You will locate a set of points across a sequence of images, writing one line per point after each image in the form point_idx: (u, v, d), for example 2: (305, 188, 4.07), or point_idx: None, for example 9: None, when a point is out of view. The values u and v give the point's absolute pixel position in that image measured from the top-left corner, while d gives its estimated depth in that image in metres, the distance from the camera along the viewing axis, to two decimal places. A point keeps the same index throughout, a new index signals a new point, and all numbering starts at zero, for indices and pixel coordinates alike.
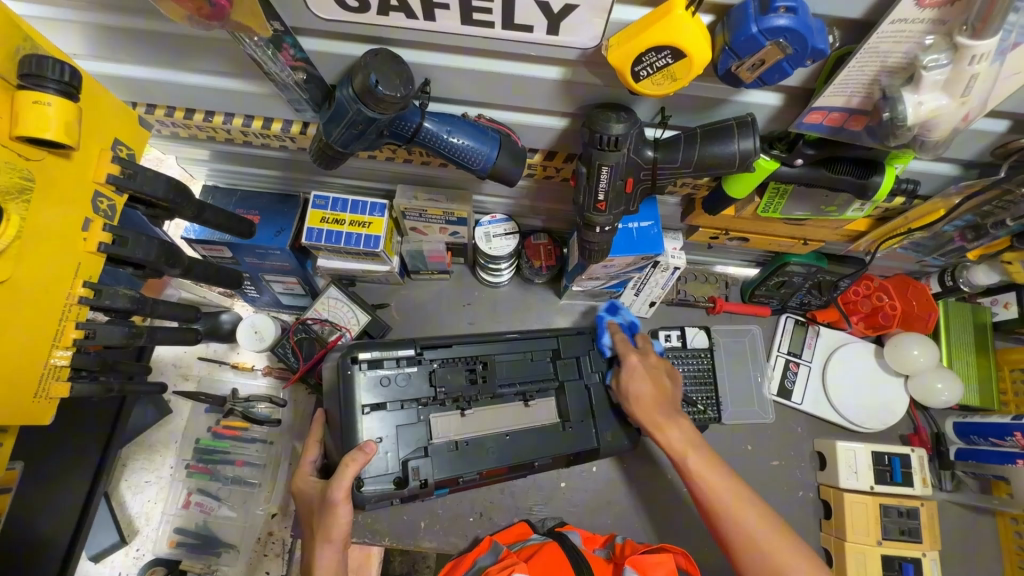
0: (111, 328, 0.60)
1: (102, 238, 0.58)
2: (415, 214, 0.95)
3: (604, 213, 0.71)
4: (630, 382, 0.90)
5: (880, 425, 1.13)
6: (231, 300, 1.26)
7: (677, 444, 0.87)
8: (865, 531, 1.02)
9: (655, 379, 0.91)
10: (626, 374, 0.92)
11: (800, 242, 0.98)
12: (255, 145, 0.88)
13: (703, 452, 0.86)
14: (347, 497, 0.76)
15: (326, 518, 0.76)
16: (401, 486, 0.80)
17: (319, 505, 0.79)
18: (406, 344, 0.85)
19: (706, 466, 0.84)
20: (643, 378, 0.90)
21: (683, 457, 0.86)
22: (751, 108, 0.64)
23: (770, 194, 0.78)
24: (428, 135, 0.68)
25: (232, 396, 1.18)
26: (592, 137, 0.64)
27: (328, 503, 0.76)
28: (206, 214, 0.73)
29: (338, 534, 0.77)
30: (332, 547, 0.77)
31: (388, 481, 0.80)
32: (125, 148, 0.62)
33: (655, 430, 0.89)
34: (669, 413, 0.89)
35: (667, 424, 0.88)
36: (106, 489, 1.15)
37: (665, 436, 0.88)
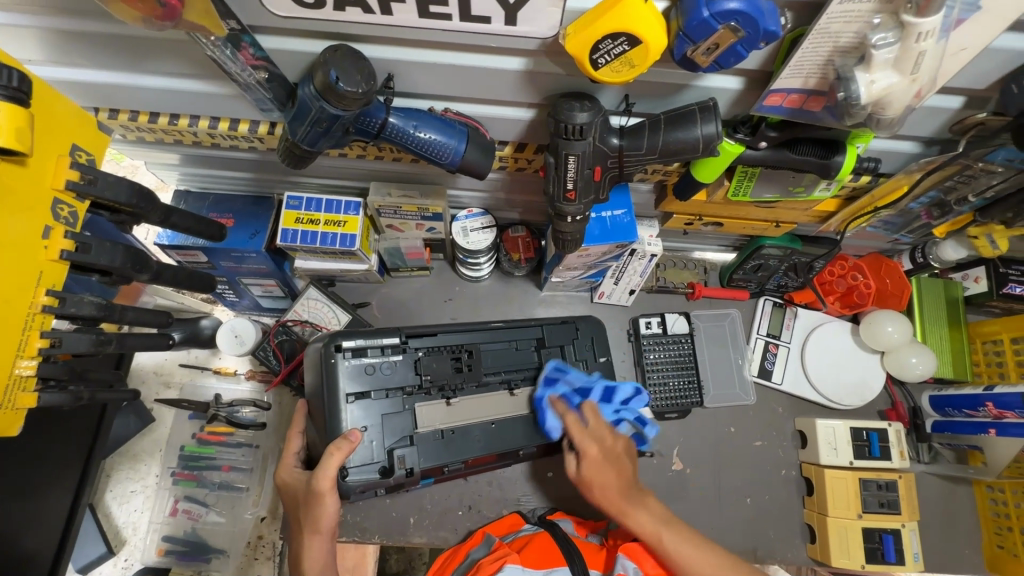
0: (79, 337, 0.60)
1: (63, 245, 0.57)
2: (391, 211, 0.94)
3: (574, 202, 0.72)
4: (591, 474, 0.86)
5: (858, 401, 1.16)
6: (211, 305, 1.25)
7: (646, 528, 0.81)
8: (846, 505, 1.04)
9: (612, 464, 0.86)
10: (585, 465, 0.86)
11: (772, 224, 0.99)
12: (224, 147, 0.87)
13: (675, 530, 0.81)
14: (332, 487, 0.76)
15: (313, 510, 0.77)
16: (386, 475, 0.80)
17: (303, 496, 0.78)
18: (392, 333, 0.84)
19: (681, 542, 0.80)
20: (604, 467, 0.85)
21: (656, 537, 0.80)
22: (713, 92, 0.65)
23: (738, 177, 0.79)
24: (395, 130, 0.68)
25: (214, 402, 1.14)
26: (557, 125, 0.64)
27: (313, 495, 0.76)
28: (174, 217, 0.72)
29: (325, 525, 0.78)
30: (320, 538, 0.78)
31: (374, 471, 0.80)
32: (84, 153, 0.61)
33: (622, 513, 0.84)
34: (633, 498, 0.84)
35: (634, 509, 0.83)
36: (91, 500, 1.13)
37: (634, 522, 0.82)
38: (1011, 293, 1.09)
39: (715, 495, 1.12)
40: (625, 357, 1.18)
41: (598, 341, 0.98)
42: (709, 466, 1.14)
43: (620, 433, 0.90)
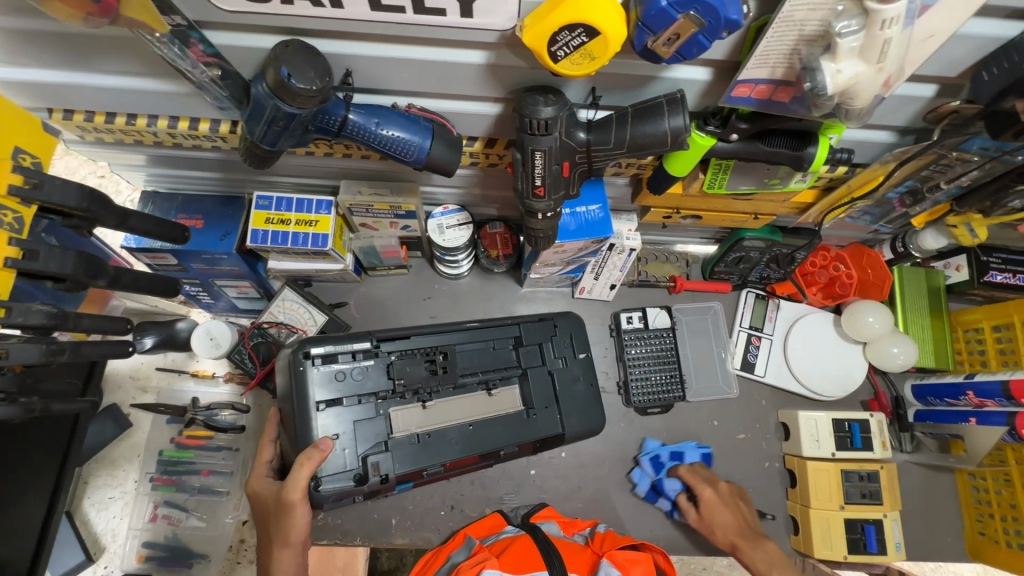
0: (28, 347, 0.57)
1: (9, 253, 0.56)
2: (363, 210, 0.92)
3: (543, 198, 0.70)
4: (711, 515, 1.00)
5: (840, 392, 1.15)
6: (187, 308, 1.23)
7: (759, 565, 0.94)
8: (828, 497, 1.05)
9: (736, 513, 1.00)
10: (705, 511, 1.01)
11: (752, 217, 0.98)
12: (187, 147, 0.85)
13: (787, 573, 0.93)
14: (303, 497, 0.75)
15: (285, 521, 0.76)
16: (361, 482, 0.78)
17: (273, 507, 0.77)
18: (362, 338, 0.82)
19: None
20: (722, 509, 1.00)
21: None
22: (681, 84, 0.63)
23: (713, 170, 0.78)
24: (356, 127, 0.66)
25: (191, 405, 1.14)
26: (522, 121, 0.62)
27: (284, 506, 0.75)
28: (131, 220, 0.69)
29: (295, 538, 0.77)
30: (291, 550, 0.78)
31: (348, 478, 0.78)
32: (29, 156, 0.59)
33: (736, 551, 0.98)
34: (752, 537, 0.98)
35: (751, 547, 0.97)
36: (68, 507, 1.12)
37: (747, 556, 0.96)
38: (991, 281, 1.08)
39: None
40: (607, 352, 1.16)
41: (577, 337, 0.96)
42: None
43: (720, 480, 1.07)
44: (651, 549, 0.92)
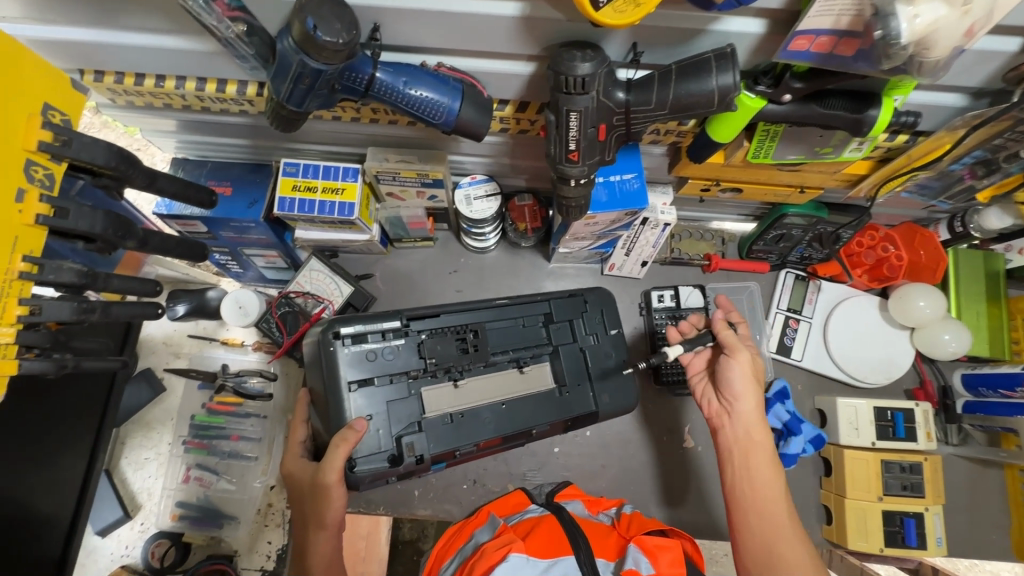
0: (60, 305, 0.57)
1: (39, 209, 0.55)
2: (390, 177, 0.90)
3: (577, 163, 0.66)
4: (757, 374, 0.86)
5: (884, 379, 1.09)
6: (217, 277, 1.24)
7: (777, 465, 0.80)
8: (865, 487, 0.99)
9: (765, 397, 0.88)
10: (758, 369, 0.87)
11: (797, 190, 0.92)
12: (215, 111, 0.84)
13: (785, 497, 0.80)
14: (339, 480, 0.71)
15: (319, 505, 0.72)
16: (396, 464, 0.74)
17: (308, 491, 0.74)
18: (392, 316, 0.78)
19: (771, 464, 0.80)
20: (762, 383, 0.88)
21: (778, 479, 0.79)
22: (732, 39, 0.58)
23: (759, 137, 0.73)
24: (383, 87, 0.63)
25: (222, 371, 1.18)
26: (557, 79, 0.58)
27: (320, 489, 0.72)
28: (160, 182, 0.69)
29: (331, 520, 0.74)
30: (326, 533, 0.75)
31: (382, 460, 0.74)
32: (59, 113, 0.58)
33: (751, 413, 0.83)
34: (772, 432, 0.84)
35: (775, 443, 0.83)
36: (106, 465, 1.15)
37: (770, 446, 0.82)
38: None
39: None
40: (635, 331, 1.13)
41: (607, 313, 0.93)
42: None
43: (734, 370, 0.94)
44: (681, 538, 0.89)
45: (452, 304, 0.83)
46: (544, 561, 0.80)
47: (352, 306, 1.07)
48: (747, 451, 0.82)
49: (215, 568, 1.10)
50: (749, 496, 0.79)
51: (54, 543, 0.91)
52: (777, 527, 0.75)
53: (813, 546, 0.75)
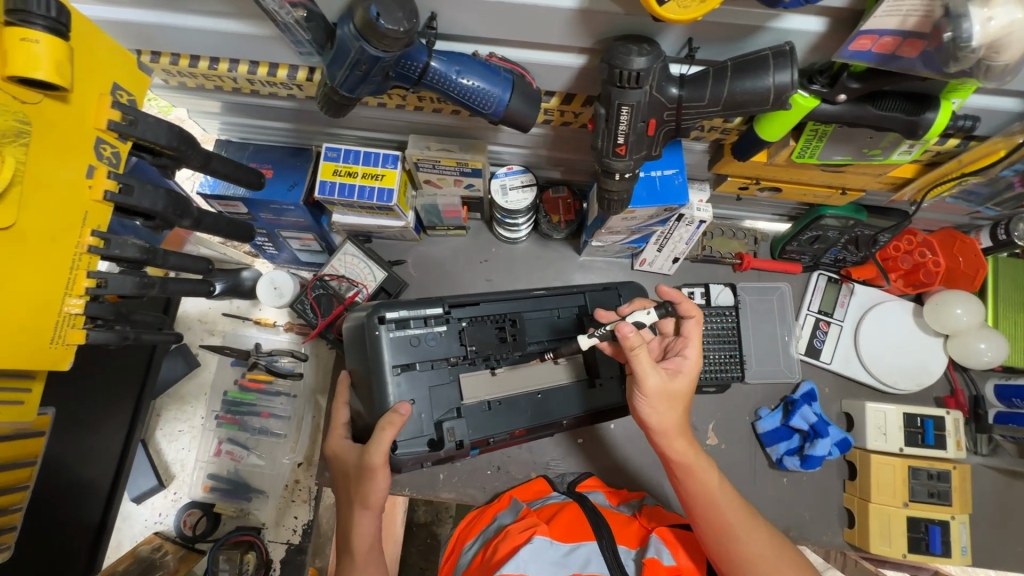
0: (124, 279, 0.60)
1: (107, 186, 0.57)
2: (429, 165, 0.91)
3: (624, 158, 0.67)
4: (677, 392, 0.77)
5: (914, 386, 1.08)
6: (252, 258, 1.26)
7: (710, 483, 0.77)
8: (891, 493, 0.99)
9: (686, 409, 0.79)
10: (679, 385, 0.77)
11: (837, 191, 0.91)
12: (262, 95, 0.86)
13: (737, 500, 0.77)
14: (384, 462, 0.73)
15: (365, 484, 0.75)
16: (436, 448, 0.76)
17: (354, 472, 0.77)
18: (434, 303, 0.79)
19: (699, 483, 0.77)
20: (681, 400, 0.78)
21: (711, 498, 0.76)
22: (790, 37, 0.58)
23: (807, 137, 0.72)
24: (436, 76, 0.64)
25: (255, 349, 1.15)
26: (611, 73, 0.59)
27: (364, 471, 0.75)
28: (214, 163, 0.71)
29: (375, 500, 0.77)
30: (370, 513, 0.78)
31: (423, 444, 0.76)
32: (126, 93, 0.60)
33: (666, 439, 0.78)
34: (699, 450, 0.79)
35: (701, 462, 0.78)
36: (142, 436, 1.19)
37: (697, 469, 0.78)
38: None
39: (749, 474, 1.08)
40: None
41: None
42: (746, 444, 1.10)
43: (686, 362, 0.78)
44: None
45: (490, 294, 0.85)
46: (567, 546, 0.81)
47: (385, 291, 1.09)
48: (678, 465, 0.78)
49: (243, 539, 1.13)
50: (692, 503, 0.77)
51: (94, 506, 0.96)
52: (724, 528, 0.74)
53: (775, 538, 0.74)
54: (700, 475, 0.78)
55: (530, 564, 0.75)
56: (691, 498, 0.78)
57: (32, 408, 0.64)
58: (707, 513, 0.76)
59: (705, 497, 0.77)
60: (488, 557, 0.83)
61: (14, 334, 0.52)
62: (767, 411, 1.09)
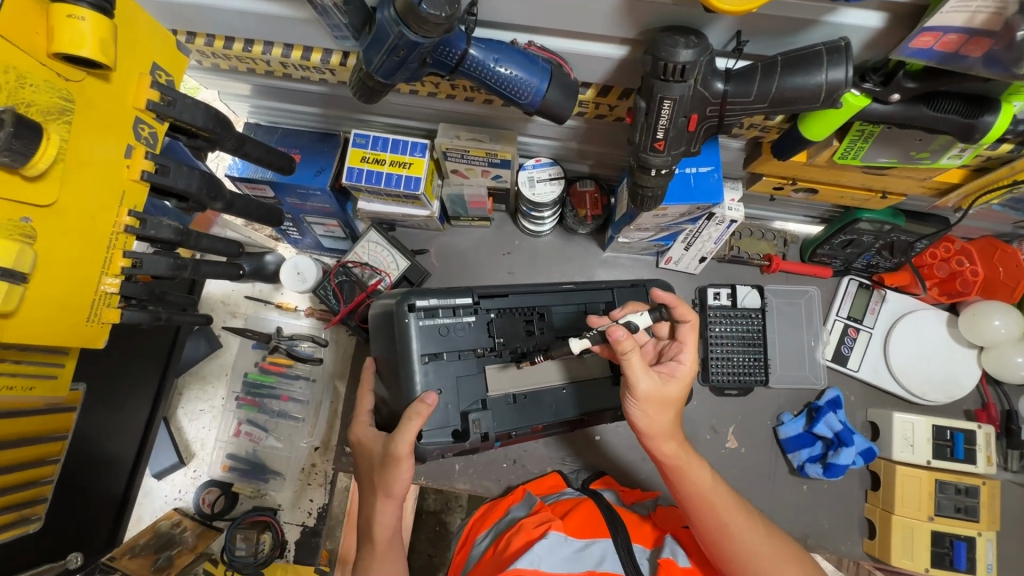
0: (158, 260, 0.61)
1: (144, 166, 0.57)
2: (458, 155, 0.90)
3: (662, 153, 0.65)
4: (668, 400, 0.72)
5: (944, 398, 1.05)
6: (275, 242, 1.26)
7: (702, 482, 0.75)
8: (916, 506, 0.97)
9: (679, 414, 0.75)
10: (672, 392, 0.72)
11: (877, 195, 0.88)
12: (294, 79, 0.85)
13: (731, 497, 0.75)
14: (409, 452, 0.73)
15: (389, 473, 0.75)
16: (460, 439, 0.76)
17: (379, 461, 0.77)
18: (464, 293, 0.78)
19: (693, 484, 0.75)
20: (673, 408, 0.74)
21: (704, 497, 0.74)
22: (845, 32, 0.56)
23: (852, 137, 0.69)
24: (474, 64, 0.63)
25: (276, 334, 1.16)
26: (655, 64, 0.57)
27: (390, 459, 0.74)
28: (247, 147, 0.71)
29: (398, 490, 0.76)
30: (392, 502, 0.78)
31: (447, 434, 0.75)
32: (165, 73, 0.60)
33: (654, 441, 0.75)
34: (688, 450, 0.76)
35: (691, 462, 0.76)
36: (164, 412, 1.20)
37: (689, 470, 0.75)
38: None
39: (768, 479, 1.06)
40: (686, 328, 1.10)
41: None
42: (766, 448, 1.08)
43: (681, 365, 0.75)
44: None
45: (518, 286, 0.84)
46: (580, 541, 0.80)
47: (407, 280, 1.08)
48: (669, 467, 0.76)
49: (260, 519, 1.13)
50: (687, 506, 0.75)
51: (117, 481, 0.99)
52: (722, 529, 0.73)
53: (778, 539, 0.74)
54: (691, 475, 0.75)
55: (543, 559, 0.74)
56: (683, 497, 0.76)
57: (64, 383, 0.65)
58: (703, 514, 0.74)
59: (699, 496, 0.75)
60: (501, 551, 0.82)
61: (55, 311, 0.52)
62: (790, 416, 1.07)
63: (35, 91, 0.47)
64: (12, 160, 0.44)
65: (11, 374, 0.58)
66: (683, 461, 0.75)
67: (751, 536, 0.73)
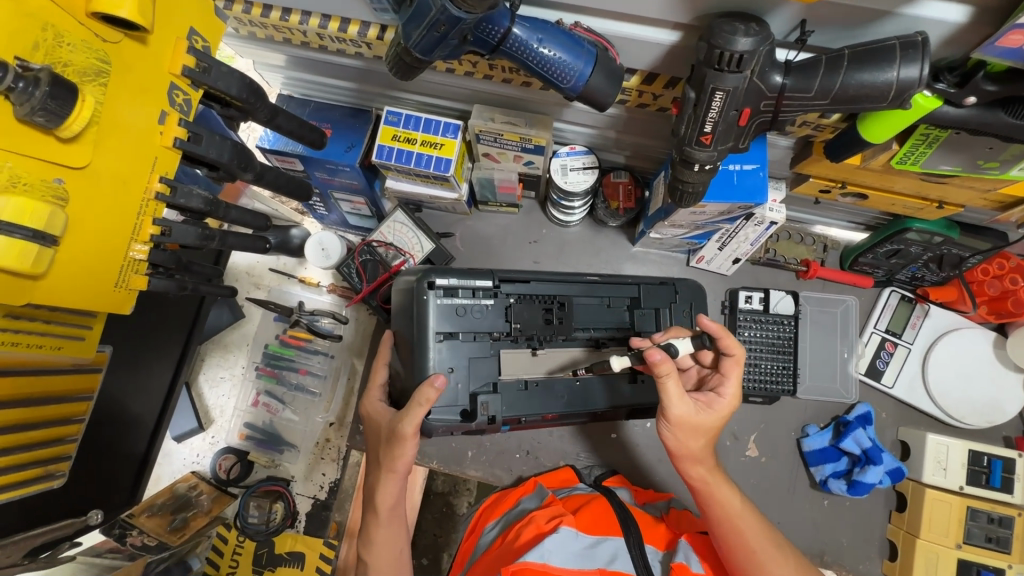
0: (187, 229, 0.61)
1: (177, 133, 0.56)
2: (491, 138, 0.88)
3: (708, 148, 0.61)
4: (703, 429, 0.71)
5: (983, 423, 1.00)
6: (302, 216, 1.25)
7: (728, 505, 0.73)
8: (943, 531, 0.93)
9: (714, 441, 0.74)
10: (710, 420, 0.71)
11: (932, 204, 0.83)
12: (330, 51, 0.83)
13: (754, 519, 0.73)
14: (414, 433, 0.73)
15: (394, 450, 0.75)
16: (468, 419, 0.74)
17: (386, 436, 0.77)
18: (484, 275, 0.77)
19: (723, 509, 0.73)
20: (707, 435, 0.72)
21: (731, 518, 0.73)
22: (922, 26, 0.52)
23: (913, 142, 0.65)
24: (517, 43, 0.60)
25: (298, 307, 1.17)
26: (709, 53, 0.53)
27: (395, 437, 0.74)
28: (279, 119, 0.70)
29: (401, 467, 0.77)
30: (394, 480, 0.78)
31: (456, 413, 0.75)
32: (201, 39, 0.58)
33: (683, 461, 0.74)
34: (717, 475, 0.75)
35: (722, 488, 0.74)
36: (186, 379, 1.20)
37: (719, 493, 0.74)
38: None
39: (788, 491, 1.03)
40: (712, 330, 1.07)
41: (696, 308, 0.88)
42: (788, 459, 1.05)
43: (724, 395, 0.73)
44: None
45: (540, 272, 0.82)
46: (592, 538, 0.78)
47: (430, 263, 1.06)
48: (698, 490, 0.75)
49: (273, 489, 1.14)
50: (714, 531, 0.74)
51: (138, 440, 1.01)
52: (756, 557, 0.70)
53: (793, 553, 0.73)
54: (719, 498, 0.74)
55: (554, 554, 0.72)
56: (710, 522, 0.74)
57: (92, 345, 0.66)
58: (730, 539, 0.72)
59: (725, 520, 0.73)
60: (510, 540, 0.81)
61: (85, 276, 0.53)
62: (816, 428, 1.04)
63: (73, 51, 0.47)
64: (46, 120, 0.44)
65: (41, 333, 0.59)
66: (713, 487, 0.74)
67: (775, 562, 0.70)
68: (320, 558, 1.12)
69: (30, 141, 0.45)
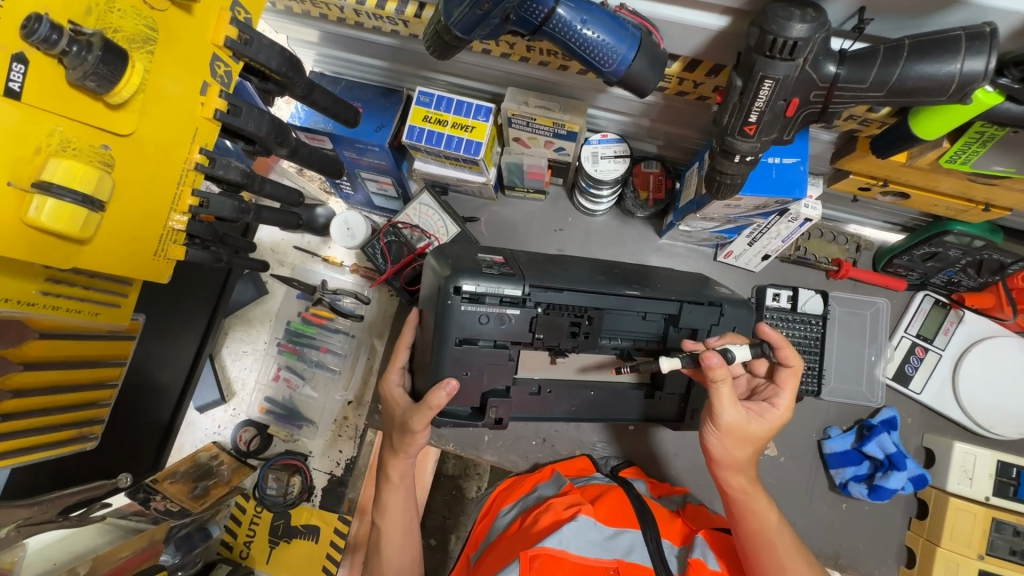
0: (224, 202, 0.61)
1: (218, 105, 0.56)
2: (523, 121, 0.87)
3: (750, 138, 0.60)
4: (748, 438, 0.73)
5: (1014, 433, 0.99)
6: (327, 195, 1.25)
7: (765, 523, 0.73)
8: (965, 541, 0.91)
9: (759, 450, 0.75)
10: (758, 429, 0.73)
11: (979, 207, 0.80)
12: (366, 29, 0.83)
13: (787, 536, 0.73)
14: (423, 428, 0.76)
15: (405, 439, 0.79)
16: (476, 416, 0.76)
17: (398, 424, 0.80)
18: (516, 282, 0.69)
19: (766, 520, 0.74)
20: (754, 444, 0.74)
21: (763, 531, 0.73)
22: (990, 17, 0.50)
23: (967, 140, 0.62)
24: (560, 24, 0.59)
25: (320, 286, 1.19)
26: (762, 39, 0.51)
27: (406, 429, 0.78)
28: (315, 94, 0.69)
29: (410, 451, 0.81)
30: (403, 459, 0.83)
31: (464, 407, 0.75)
32: (244, 10, 0.57)
33: (721, 467, 0.75)
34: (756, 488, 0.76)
35: (762, 501, 0.75)
36: (211, 351, 1.21)
37: (756, 504, 0.74)
38: None
39: (806, 490, 1.02)
40: None
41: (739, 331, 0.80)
42: (807, 459, 1.03)
43: (778, 408, 0.74)
44: None
45: (572, 277, 0.73)
46: (610, 529, 0.78)
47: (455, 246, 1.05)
48: (736, 499, 0.76)
49: (291, 463, 1.16)
50: (742, 541, 0.74)
51: (164, 408, 1.03)
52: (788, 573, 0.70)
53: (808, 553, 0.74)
54: (760, 504, 0.74)
55: (571, 540, 0.73)
56: (742, 533, 0.75)
57: (127, 312, 0.67)
58: (760, 550, 0.72)
59: (758, 531, 0.73)
60: (527, 526, 0.82)
61: (126, 243, 0.53)
62: (838, 431, 1.02)
63: (123, 17, 0.47)
64: (98, 85, 0.44)
65: (80, 298, 0.60)
66: (751, 497, 0.75)
67: (797, 566, 0.71)
68: (334, 533, 1.12)
69: (81, 106, 0.46)
